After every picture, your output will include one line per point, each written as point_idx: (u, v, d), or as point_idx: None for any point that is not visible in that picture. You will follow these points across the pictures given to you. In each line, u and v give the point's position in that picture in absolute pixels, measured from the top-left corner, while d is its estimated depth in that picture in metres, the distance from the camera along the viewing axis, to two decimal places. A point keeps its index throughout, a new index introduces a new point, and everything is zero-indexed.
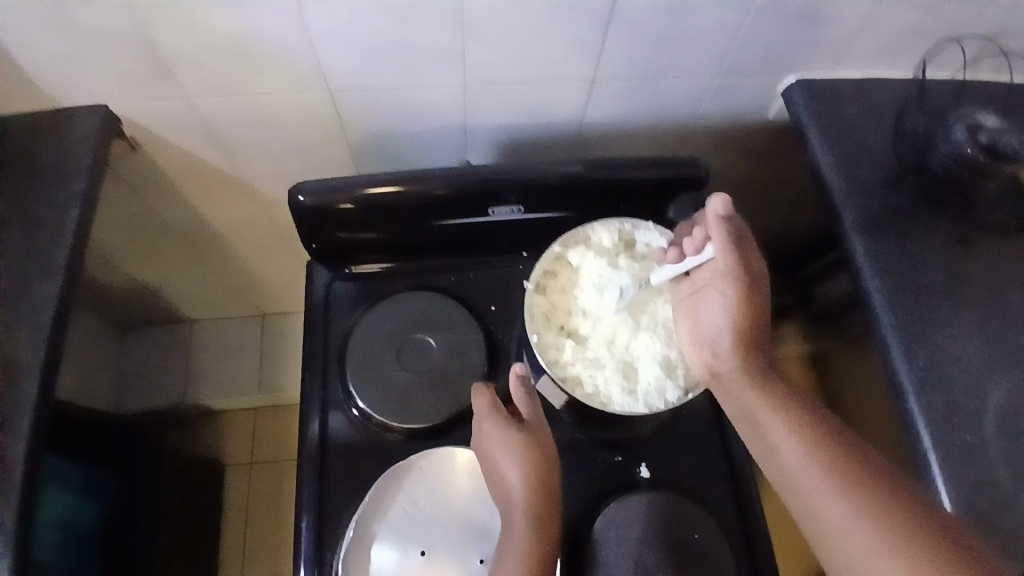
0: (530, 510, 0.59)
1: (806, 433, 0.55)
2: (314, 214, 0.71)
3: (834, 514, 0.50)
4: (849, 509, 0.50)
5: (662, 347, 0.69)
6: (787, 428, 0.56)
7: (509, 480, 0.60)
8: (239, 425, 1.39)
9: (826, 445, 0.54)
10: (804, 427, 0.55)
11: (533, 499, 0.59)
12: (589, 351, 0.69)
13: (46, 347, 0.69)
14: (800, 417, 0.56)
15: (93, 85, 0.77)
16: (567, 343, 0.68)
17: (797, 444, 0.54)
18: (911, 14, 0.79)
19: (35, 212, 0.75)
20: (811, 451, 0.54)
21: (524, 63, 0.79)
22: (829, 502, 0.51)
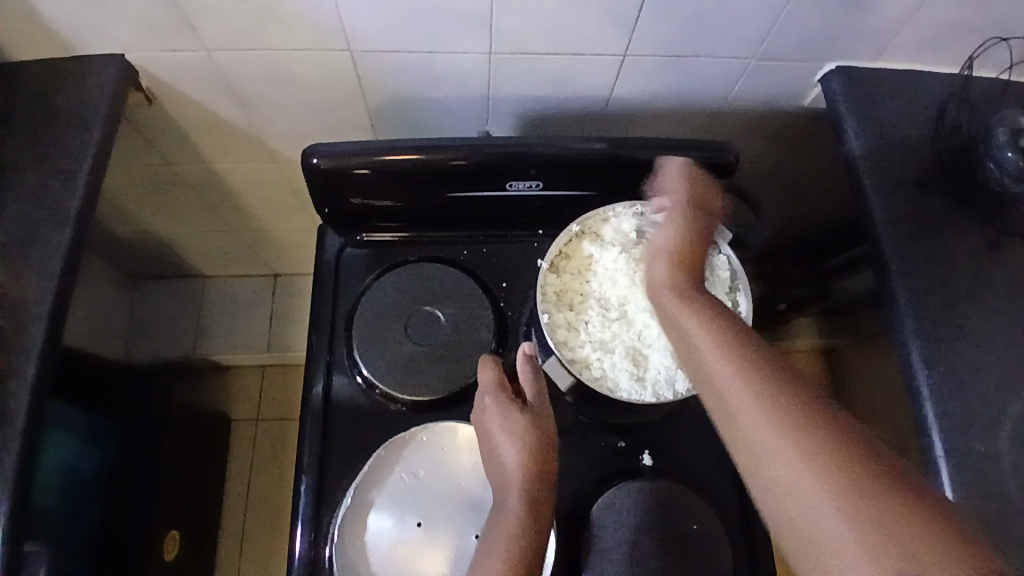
0: (526, 491, 0.58)
1: (775, 406, 0.52)
2: (327, 176, 0.70)
3: (803, 492, 0.49)
4: (821, 489, 0.48)
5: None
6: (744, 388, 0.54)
7: (507, 459, 0.59)
8: (246, 382, 1.40)
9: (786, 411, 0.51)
10: (773, 400, 0.52)
11: (530, 480, 0.58)
12: (599, 334, 0.67)
13: (56, 294, 0.69)
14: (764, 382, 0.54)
15: (110, 32, 0.75)
16: (578, 326, 0.67)
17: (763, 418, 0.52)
18: (964, 6, 0.75)
19: (50, 158, 0.74)
20: (767, 416, 0.52)
21: (552, 33, 0.76)
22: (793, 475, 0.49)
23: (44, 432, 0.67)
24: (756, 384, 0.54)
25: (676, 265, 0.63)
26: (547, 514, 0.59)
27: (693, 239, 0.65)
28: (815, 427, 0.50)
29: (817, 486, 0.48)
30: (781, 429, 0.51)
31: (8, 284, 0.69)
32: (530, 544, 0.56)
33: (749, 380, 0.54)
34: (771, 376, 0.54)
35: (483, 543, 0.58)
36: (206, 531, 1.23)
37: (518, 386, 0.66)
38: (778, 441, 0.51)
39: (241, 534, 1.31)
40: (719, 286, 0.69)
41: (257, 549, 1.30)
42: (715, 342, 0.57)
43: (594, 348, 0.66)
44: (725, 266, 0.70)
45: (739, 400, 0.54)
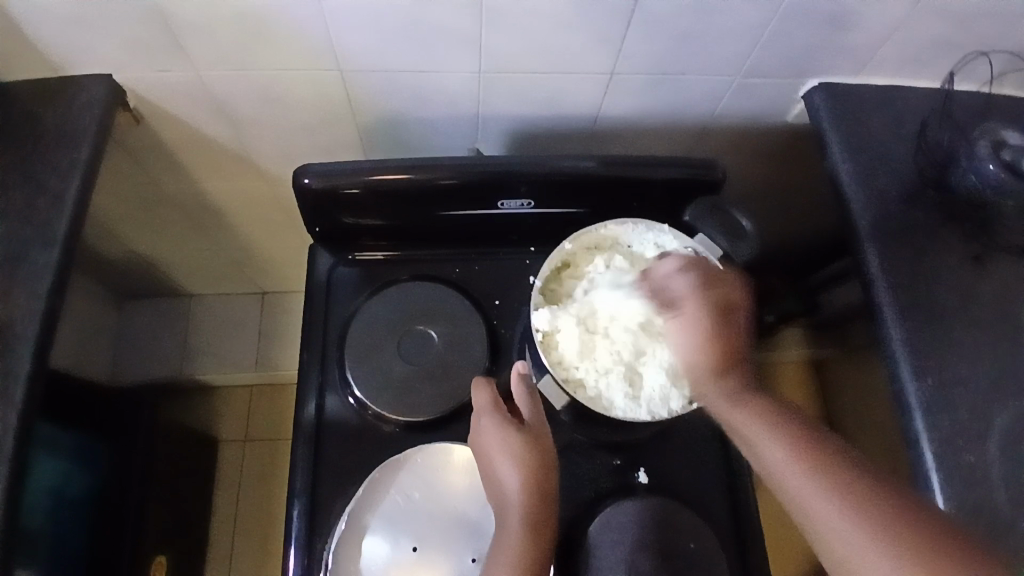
0: (527, 511, 0.58)
1: (795, 444, 0.56)
2: (319, 197, 0.70)
3: (828, 519, 0.52)
4: (841, 511, 0.52)
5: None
6: (769, 432, 0.57)
7: (507, 480, 0.59)
8: (235, 401, 1.39)
9: (814, 454, 0.55)
10: (795, 437, 0.56)
11: (531, 500, 0.58)
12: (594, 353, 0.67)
13: (43, 317, 0.67)
14: (788, 426, 0.57)
15: (99, 52, 0.75)
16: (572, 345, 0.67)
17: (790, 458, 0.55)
18: (942, 24, 0.77)
19: (36, 179, 0.74)
20: (795, 458, 0.55)
21: (542, 52, 0.77)
22: (828, 511, 0.52)
23: (30, 458, 0.65)
24: (783, 431, 0.57)
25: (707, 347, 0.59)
26: (550, 534, 0.58)
27: (728, 331, 0.60)
28: (827, 456, 0.55)
29: (837, 511, 0.52)
30: (797, 465, 0.55)
31: None
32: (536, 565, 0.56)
33: (774, 424, 0.57)
34: (779, 413, 0.58)
35: (487, 567, 0.57)
36: (194, 555, 1.21)
37: (514, 406, 0.65)
38: (797, 474, 0.55)
39: (231, 557, 1.28)
40: None
41: (246, 573, 1.27)
42: (728, 381, 0.60)
43: (589, 367, 0.66)
44: None
45: (757, 438, 0.57)
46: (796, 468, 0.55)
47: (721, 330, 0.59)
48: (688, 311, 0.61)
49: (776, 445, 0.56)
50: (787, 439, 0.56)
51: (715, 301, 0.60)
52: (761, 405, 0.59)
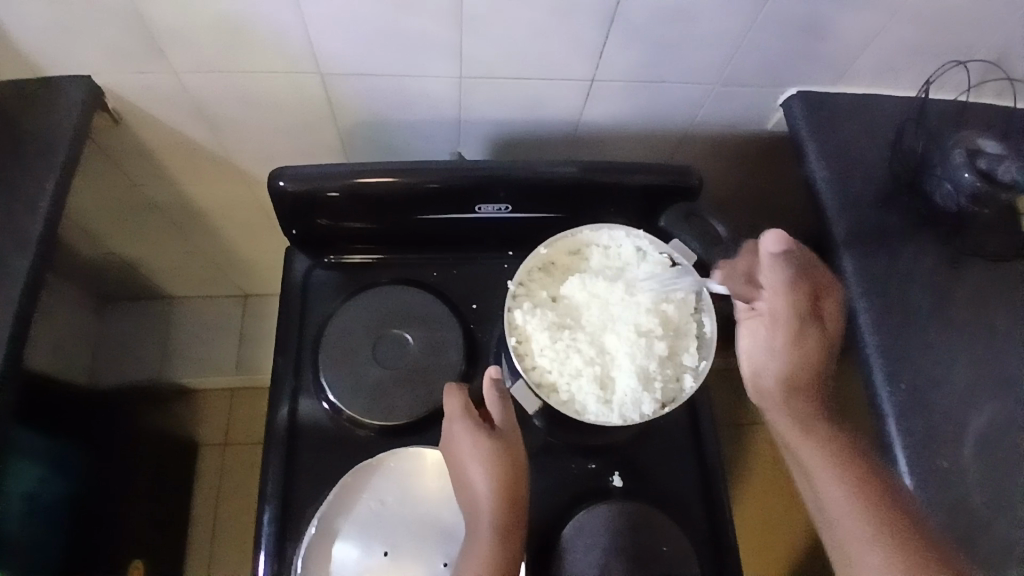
0: (496, 518, 0.58)
1: (842, 456, 0.61)
2: (296, 200, 0.69)
3: (858, 543, 0.57)
4: (873, 541, 0.56)
5: (643, 359, 0.66)
6: (816, 449, 0.62)
7: (477, 487, 0.58)
8: (216, 404, 1.38)
9: (848, 461, 0.61)
10: (831, 442, 0.62)
11: (500, 503, 0.58)
12: (567, 357, 0.66)
13: (15, 320, 0.67)
14: (833, 438, 0.62)
15: (76, 56, 0.75)
16: (542, 348, 0.66)
17: (823, 462, 0.61)
18: (919, 33, 0.78)
19: (12, 180, 0.73)
20: (835, 471, 0.60)
21: (521, 59, 0.78)
22: (842, 510, 0.58)
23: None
24: (829, 445, 0.62)
25: (793, 376, 0.64)
26: (519, 540, 0.58)
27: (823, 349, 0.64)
28: (851, 465, 0.60)
29: (863, 528, 0.57)
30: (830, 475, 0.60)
31: None
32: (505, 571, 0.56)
33: (821, 435, 0.62)
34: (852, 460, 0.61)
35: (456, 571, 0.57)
36: (173, 560, 1.20)
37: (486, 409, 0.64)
38: (848, 517, 0.58)
39: (210, 563, 1.27)
40: (684, 307, 0.69)
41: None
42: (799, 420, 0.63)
43: (561, 370, 0.66)
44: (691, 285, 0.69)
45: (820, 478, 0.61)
46: (835, 485, 0.60)
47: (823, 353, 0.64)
48: (803, 328, 0.64)
49: (820, 460, 0.61)
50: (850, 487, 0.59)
51: (805, 316, 0.64)
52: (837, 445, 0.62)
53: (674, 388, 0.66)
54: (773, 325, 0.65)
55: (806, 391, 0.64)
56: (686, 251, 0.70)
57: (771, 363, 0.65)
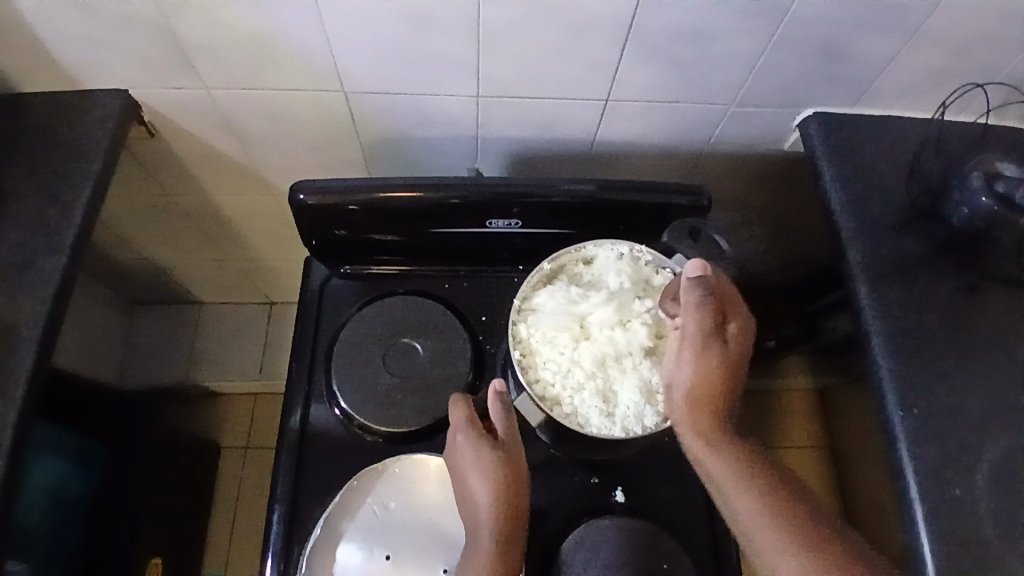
0: (495, 533, 0.59)
1: (750, 470, 0.62)
2: (315, 213, 0.72)
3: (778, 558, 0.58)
4: (792, 555, 0.58)
5: (645, 373, 0.68)
6: (726, 467, 0.62)
7: (478, 502, 0.59)
8: (238, 408, 1.41)
9: (758, 477, 0.61)
10: (740, 458, 0.62)
11: (500, 516, 0.59)
12: (570, 373, 0.67)
13: (47, 320, 0.71)
14: (739, 453, 0.63)
15: (115, 70, 0.79)
16: (546, 362, 0.68)
17: (737, 481, 0.61)
18: (937, 55, 0.78)
19: (51, 187, 0.77)
20: (746, 488, 0.61)
21: (537, 78, 0.80)
22: (760, 526, 0.60)
23: (26, 454, 0.68)
24: (737, 460, 0.62)
25: (697, 397, 0.63)
26: (517, 555, 0.59)
27: (732, 361, 0.64)
28: (762, 475, 0.62)
29: (780, 539, 0.59)
30: (743, 493, 0.60)
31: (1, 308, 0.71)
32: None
33: (729, 453, 0.63)
34: (746, 458, 0.62)
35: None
36: (190, 559, 1.23)
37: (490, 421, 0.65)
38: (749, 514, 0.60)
39: (226, 563, 1.30)
40: None
41: None
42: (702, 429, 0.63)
43: (564, 383, 0.67)
44: None
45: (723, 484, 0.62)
46: (749, 501, 0.60)
47: (731, 366, 0.64)
48: (705, 347, 0.64)
49: (729, 477, 0.62)
50: (751, 488, 0.61)
51: (708, 337, 0.64)
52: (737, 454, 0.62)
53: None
54: (680, 350, 0.65)
55: (703, 405, 0.63)
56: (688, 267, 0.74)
57: (681, 378, 0.64)
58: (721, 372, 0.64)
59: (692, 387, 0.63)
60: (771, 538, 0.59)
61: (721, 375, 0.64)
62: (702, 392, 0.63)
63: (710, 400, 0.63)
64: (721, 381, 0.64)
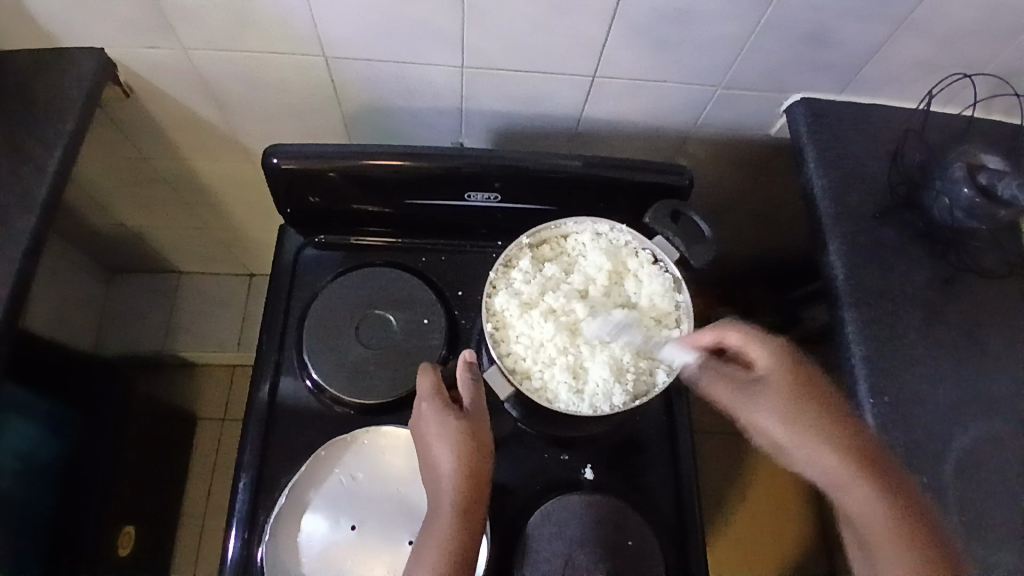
0: (458, 501, 0.58)
1: (875, 496, 0.60)
2: (290, 178, 0.71)
3: None
4: None
5: (616, 351, 0.67)
6: (853, 485, 0.61)
7: (444, 470, 0.59)
8: (216, 379, 1.40)
9: (892, 508, 0.60)
10: (867, 480, 0.61)
11: (462, 483, 0.58)
12: (540, 346, 0.67)
13: (14, 281, 0.69)
14: (865, 473, 0.61)
15: (90, 28, 0.77)
16: (518, 335, 0.68)
17: (866, 508, 0.60)
18: (927, 44, 0.77)
19: (21, 145, 0.75)
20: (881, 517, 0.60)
21: (523, 52, 0.78)
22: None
23: None
24: (864, 484, 0.61)
25: (798, 425, 0.64)
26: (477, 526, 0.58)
27: (803, 374, 0.66)
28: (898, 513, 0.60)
29: None
30: (879, 523, 0.60)
31: None
32: (463, 557, 0.56)
33: (856, 473, 0.61)
34: (871, 476, 0.61)
35: (413, 557, 0.57)
36: (165, 527, 1.23)
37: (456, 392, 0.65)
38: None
39: (201, 533, 1.30)
40: (662, 300, 0.69)
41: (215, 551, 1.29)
42: (816, 450, 0.63)
43: (534, 357, 0.67)
44: (670, 282, 0.70)
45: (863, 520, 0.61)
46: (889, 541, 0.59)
47: (805, 383, 0.65)
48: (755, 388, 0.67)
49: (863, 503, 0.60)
50: (892, 516, 0.60)
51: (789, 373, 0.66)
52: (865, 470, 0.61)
53: (647, 382, 0.67)
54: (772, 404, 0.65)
55: (809, 427, 0.63)
56: (668, 247, 0.72)
57: (765, 410, 0.65)
58: (808, 399, 0.65)
59: (791, 418, 0.64)
60: None
61: (806, 392, 0.65)
62: (796, 417, 0.64)
63: (814, 420, 0.64)
64: (807, 398, 0.65)
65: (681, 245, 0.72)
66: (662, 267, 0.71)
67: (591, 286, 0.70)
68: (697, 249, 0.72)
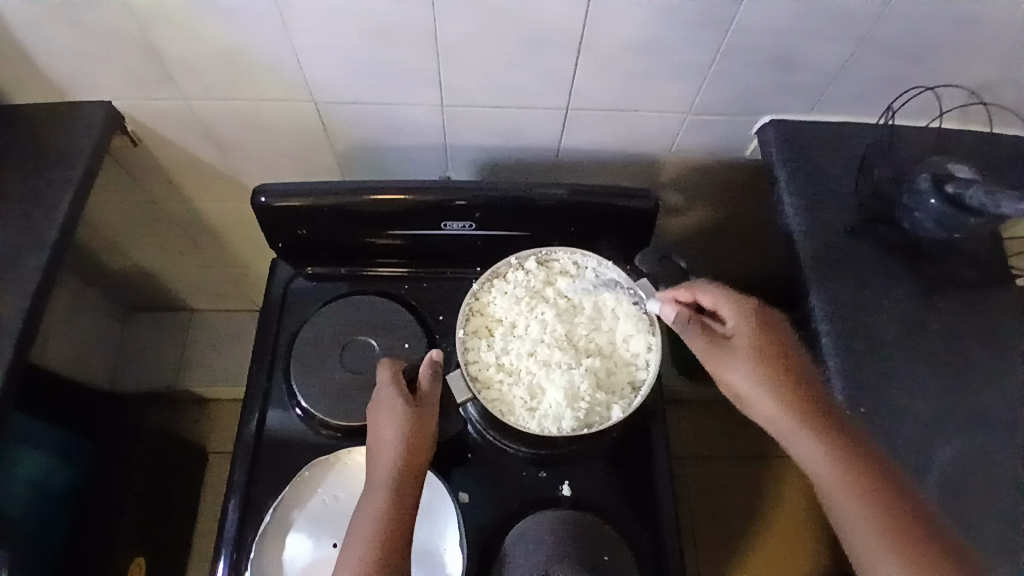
0: (399, 472, 0.64)
1: (820, 440, 0.65)
2: (278, 214, 0.75)
3: (848, 528, 0.64)
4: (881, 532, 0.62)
5: (576, 378, 0.70)
6: (795, 430, 0.67)
7: (387, 444, 0.65)
8: (226, 412, 1.44)
9: (813, 433, 0.66)
10: (814, 428, 0.66)
11: (402, 457, 0.64)
12: (508, 359, 0.71)
13: (25, 316, 0.75)
14: (801, 412, 0.67)
15: (98, 82, 0.83)
16: (487, 348, 0.72)
17: (805, 441, 0.66)
18: (888, 63, 0.80)
19: (35, 190, 0.81)
20: (810, 441, 0.66)
21: (500, 88, 0.82)
22: (838, 499, 0.64)
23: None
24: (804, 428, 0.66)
25: (768, 378, 0.68)
26: (413, 499, 0.63)
27: (776, 336, 0.70)
28: (825, 437, 0.66)
29: (863, 525, 0.63)
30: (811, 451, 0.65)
31: None
32: (395, 523, 0.61)
33: (801, 416, 0.67)
34: (797, 406, 0.67)
35: (354, 525, 0.62)
36: (174, 560, 1.25)
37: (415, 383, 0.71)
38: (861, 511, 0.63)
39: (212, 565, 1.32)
40: (631, 338, 0.72)
41: None
42: (774, 401, 0.68)
43: (499, 371, 0.71)
44: (644, 323, 0.73)
45: (807, 459, 0.66)
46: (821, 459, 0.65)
47: (768, 342, 0.69)
48: (727, 343, 0.71)
49: (803, 443, 0.66)
50: (850, 468, 0.64)
51: (749, 320, 0.70)
52: (795, 412, 0.67)
53: (600, 414, 0.69)
54: (739, 356, 0.70)
55: (770, 384, 0.68)
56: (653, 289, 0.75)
57: (738, 358, 0.70)
58: (769, 353, 0.69)
59: (772, 385, 0.68)
60: (862, 519, 0.63)
61: (769, 352, 0.69)
62: (770, 376, 0.68)
63: (776, 377, 0.68)
64: (772, 355, 0.69)
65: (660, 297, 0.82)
66: (641, 307, 0.74)
67: (565, 312, 0.74)
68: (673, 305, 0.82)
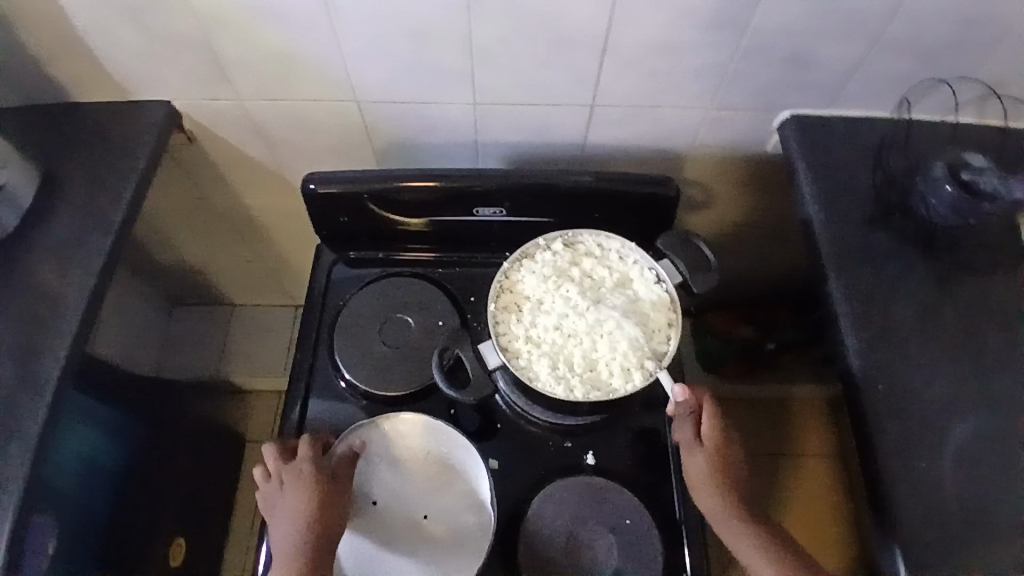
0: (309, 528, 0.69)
1: (753, 533, 0.71)
2: (325, 200, 0.81)
3: None
4: None
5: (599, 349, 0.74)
6: (738, 528, 0.72)
7: (297, 501, 0.70)
8: (263, 402, 1.51)
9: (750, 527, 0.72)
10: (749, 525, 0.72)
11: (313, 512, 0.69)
12: (536, 331, 0.76)
13: (91, 293, 0.82)
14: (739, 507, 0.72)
15: (159, 83, 0.91)
16: (517, 320, 0.76)
17: (748, 539, 0.71)
18: (903, 58, 0.83)
19: (99, 180, 0.89)
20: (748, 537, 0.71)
21: (529, 86, 0.87)
22: None
23: (65, 409, 0.78)
24: (744, 529, 0.72)
25: (720, 482, 0.73)
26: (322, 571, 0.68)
27: (730, 445, 0.74)
28: (753, 529, 0.72)
29: None
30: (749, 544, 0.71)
31: (54, 281, 0.82)
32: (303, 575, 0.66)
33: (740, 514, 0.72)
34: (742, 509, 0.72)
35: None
36: (213, 541, 1.31)
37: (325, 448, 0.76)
38: None
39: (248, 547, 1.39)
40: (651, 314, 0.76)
41: None
42: (721, 498, 0.72)
43: (527, 341, 0.75)
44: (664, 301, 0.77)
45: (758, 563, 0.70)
46: (755, 549, 0.71)
47: (731, 457, 0.74)
48: (699, 445, 0.74)
49: (745, 539, 0.71)
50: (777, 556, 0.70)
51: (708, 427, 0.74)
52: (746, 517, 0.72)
53: (623, 383, 0.73)
54: (700, 456, 0.73)
55: (723, 482, 0.73)
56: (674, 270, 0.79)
57: (697, 469, 0.73)
58: (724, 453, 0.73)
59: (721, 482, 0.72)
60: None
61: (726, 455, 0.74)
62: (721, 476, 0.73)
63: (729, 477, 0.73)
64: (726, 455, 0.73)
65: (684, 269, 0.78)
66: (662, 286, 0.78)
67: (588, 290, 0.78)
68: (699, 277, 0.78)
